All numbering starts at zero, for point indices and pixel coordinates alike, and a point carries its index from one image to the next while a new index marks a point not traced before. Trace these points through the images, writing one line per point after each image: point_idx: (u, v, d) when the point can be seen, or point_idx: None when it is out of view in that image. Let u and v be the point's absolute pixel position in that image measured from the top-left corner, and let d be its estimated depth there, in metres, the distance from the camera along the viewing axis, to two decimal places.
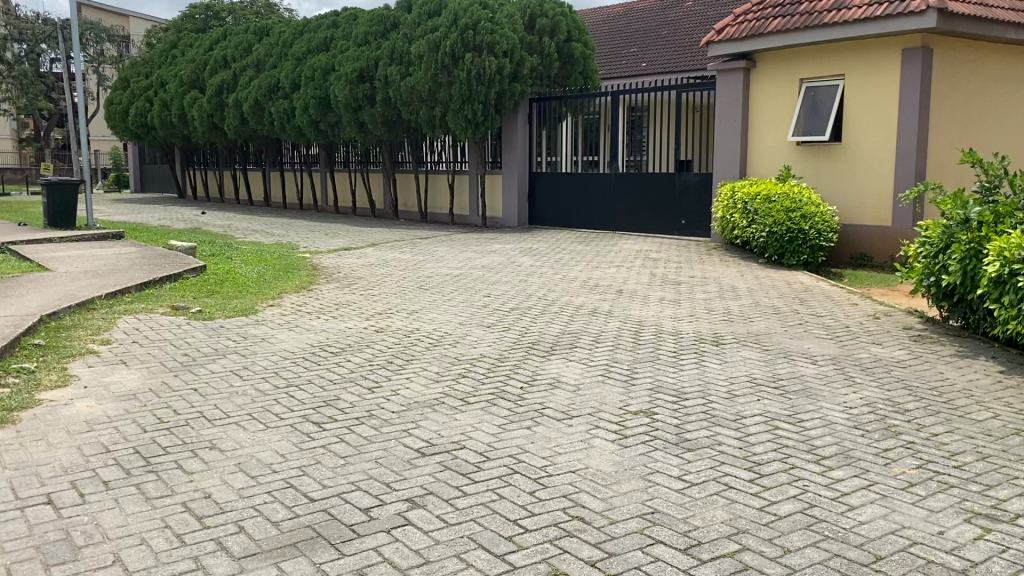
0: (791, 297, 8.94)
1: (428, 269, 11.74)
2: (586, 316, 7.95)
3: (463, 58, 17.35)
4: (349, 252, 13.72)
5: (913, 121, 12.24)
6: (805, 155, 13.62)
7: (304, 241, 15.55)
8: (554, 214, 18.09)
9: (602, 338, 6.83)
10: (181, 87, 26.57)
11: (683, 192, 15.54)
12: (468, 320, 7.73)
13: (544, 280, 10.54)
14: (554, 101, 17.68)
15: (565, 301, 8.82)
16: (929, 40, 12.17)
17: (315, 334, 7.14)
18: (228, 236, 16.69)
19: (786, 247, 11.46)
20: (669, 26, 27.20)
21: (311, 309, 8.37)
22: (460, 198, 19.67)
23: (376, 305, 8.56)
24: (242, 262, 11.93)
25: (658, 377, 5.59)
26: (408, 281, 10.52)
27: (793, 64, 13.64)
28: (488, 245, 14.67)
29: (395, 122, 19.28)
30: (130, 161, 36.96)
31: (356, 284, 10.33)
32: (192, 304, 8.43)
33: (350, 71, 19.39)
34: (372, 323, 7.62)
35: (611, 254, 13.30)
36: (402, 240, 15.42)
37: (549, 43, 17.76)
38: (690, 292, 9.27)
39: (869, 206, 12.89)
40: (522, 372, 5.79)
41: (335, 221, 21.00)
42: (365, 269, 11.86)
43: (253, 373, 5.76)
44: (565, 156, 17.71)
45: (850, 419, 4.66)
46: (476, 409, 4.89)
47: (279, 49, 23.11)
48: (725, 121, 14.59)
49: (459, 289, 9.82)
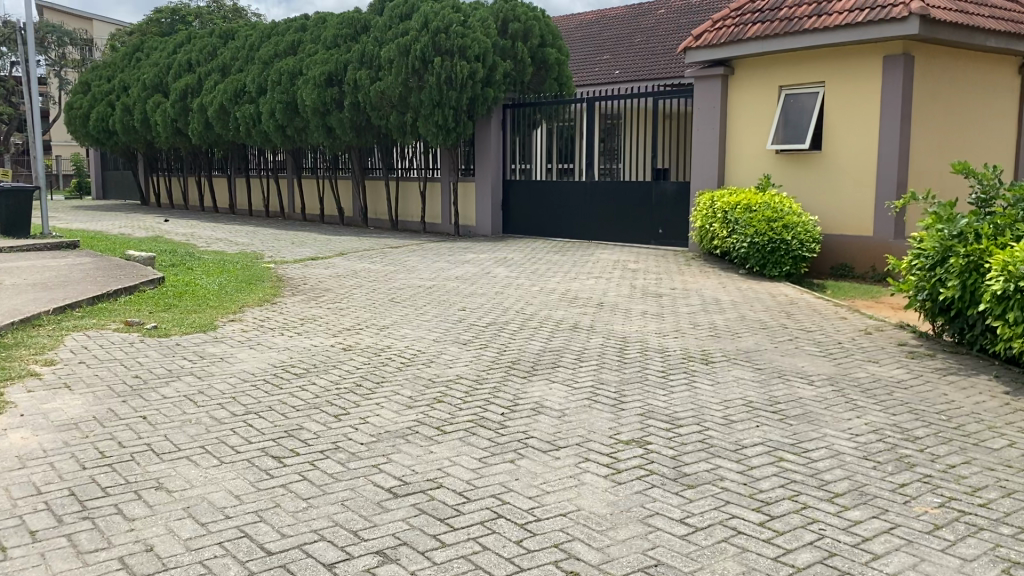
0: (777, 310, 8.63)
1: (399, 280, 11.32)
2: (565, 331, 7.57)
3: (433, 62, 16.96)
4: (317, 261, 13.25)
5: (894, 130, 12.04)
6: (784, 163, 13.38)
7: (270, 250, 15.04)
8: (528, 223, 17.73)
9: (585, 357, 6.44)
10: (144, 91, 25.89)
11: (660, 201, 15.23)
12: (442, 336, 7.32)
13: (521, 292, 10.15)
14: (528, 108, 17.34)
15: (542, 315, 8.45)
16: (910, 48, 11.99)
17: (279, 353, 6.68)
18: (191, 245, 16.12)
19: (768, 258, 11.14)
20: (642, 33, 27.02)
21: (275, 325, 7.91)
22: (431, 206, 19.25)
23: (344, 320, 8.11)
24: (204, 273, 11.41)
25: (648, 400, 5.22)
26: (378, 294, 10.09)
27: (771, 72, 13.42)
28: (461, 255, 14.25)
29: (365, 127, 18.83)
30: (92, 167, 36.06)
31: (324, 297, 9.87)
32: (148, 319, 7.93)
33: (318, 75, 18.90)
34: (340, 340, 7.18)
35: (587, 264, 12.94)
36: (373, 249, 14.96)
37: (522, 48, 17.45)
38: (671, 305, 8.93)
39: (850, 215, 12.67)
40: (502, 395, 5.38)
41: (303, 229, 20.46)
42: (333, 280, 11.40)
43: (209, 398, 5.30)
44: (539, 164, 17.36)
45: (859, 449, 4.32)
46: (453, 440, 4.47)
47: (245, 52, 22.57)
48: (703, 129, 14.33)
49: (432, 302, 9.41)
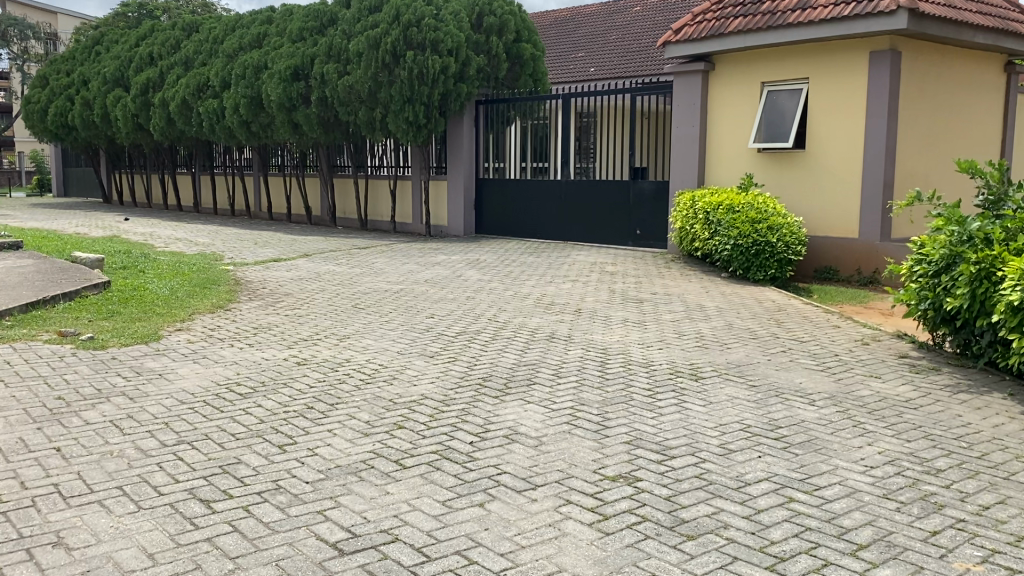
0: (766, 318, 8.11)
1: (365, 284, 10.69)
2: (540, 341, 7.01)
3: (404, 56, 16.32)
4: (279, 263, 12.59)
5: (881, 127, 11.60)
6: (766, 162, 12.92)
7: (231, 250, 14.35)
8: (502, 223, 17.16)
9: (563, 373, 5.87)
10: (104, 85, 24.97)
11: (638, 201, 14.70)
12: (407, 347, 6.72)
13: (493, 297, 9.56)
14: (502, 104, 16.76)
15: (515, 323, 7.88)
16: (897, 42, 11.57)
17: (225, 368, 6.04)
18: (148, 245, 15.40)
19: (752, 260, 10.62)
20: (617, 30, 26.53)
21: (225, 335, 7.26)
22: (402, 205, 18.61)
23: (302, 330, 7.48)
24: (156, 276, 10.70)
25: (634, 425, 4.66)
26: (341, 299, 9.46)
27: (753, 67, 12.96)
28: (431, 256, 13.64)
29: (333, 123, 18.14)
30: (53, 164, 34.98)
31: (283, 303, 9.21)
32: (85, 328, 7.25)
33: (283, 69, 18.19)
34: (294, 352, 6.55)
35: (563, 266, 12.38)
36: (339, 250, 14.33)
37: (496, 42, 16.82)
38: (653, 312, 8.39)
39: (834, 216, 12.22)
40: (471, 419, 4.79)
41: (269, 228, 19.75)
42: (295, 284, 10.74)
43: (138, 424, 4.66)
44: (513, 162, 16.80)
45: (877, 485, 3.79)
46: (413, 477, 3.87)
47: (208, 45, 21.76)
48: (683, 126, 13.84)
49: (398, 308, 8.80)
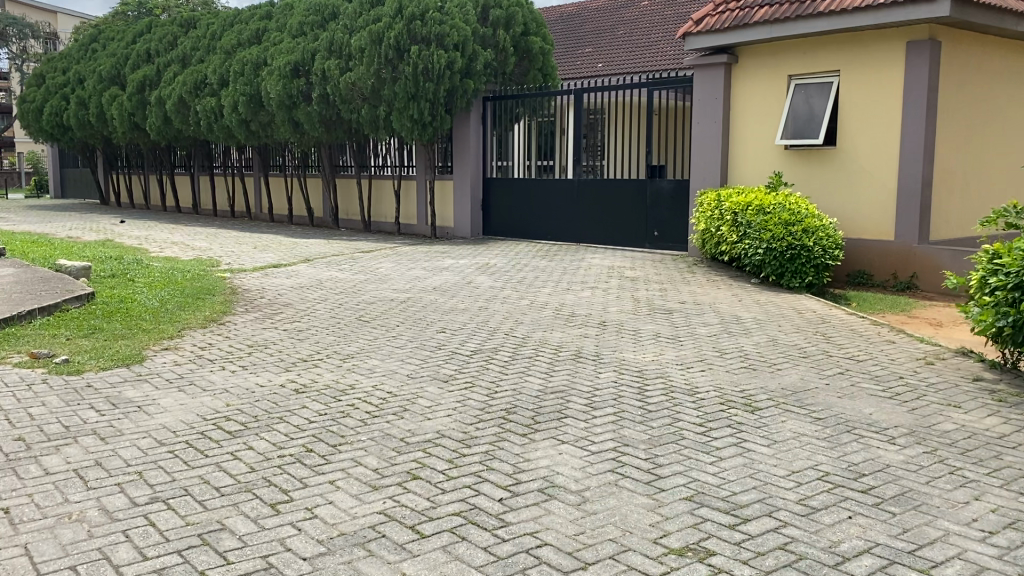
0: (811, 332, 7.38)
1: (370, 293, 9.98)
2: (567, 362, 6.29)
3: (408, 51, 15.59)
4: (278, 269, 11.88)
5: (919, 122, 10.86)
6: (794, 160, 12.19)
7: (229, 255, 13.68)
8: (510, 224, 16.43)
9: (598, 402, 5.15)
10: (100, 84, 24.28)
11: (656, 201, 13.97)
12: (419, 370, 6.01)
13: (508, 307, 8.84)
14: (510, 100, 16.03)
15: (536, 339, 7.16)
16: (936, 32, 10.85)
17: (213, 397, 5.33)
18: (143, 249, 14.73)
19: (787, 266, 9.97)
20: (626, 25, 25.76)
21: (215, 355, 6.54)
22: (407, 206, 17.89)
23: (301, 349, 6.76)
24: (146, 285, 9.99)
25: (692, 475, 3.94)
26: (344, 311, 8.75)
27: (780, 59, 12.25)
28: (438, 260, 12.92)
29: (334, 122, 17.42)
30: (50, 164, 34.35)
31: (281, 316, 8.50)
32: (61, 348, 6.54)
33: (283, 65, 17.49)
34: (293, 377, 5.84)
35: (579, 271, 11.67)
36: (341, 254, 13.65)
37: (504, 36, 16.07)
38: (686, 326, 7.67)
39: (867, 217, 11.50)
40: (499, 465, 4.06)
41: (269, 231, 19.05)
42: (295, 293, 10.03)
43: (106, 474, 3.95)
44: (522, 161, 16.06)
45: (1005, 563, 3.09)
46: (435, 551, 3.16)
47: (206, 42, 21.05)
48: (704, 122, 13.12)
49: (406, 321, 8.08)
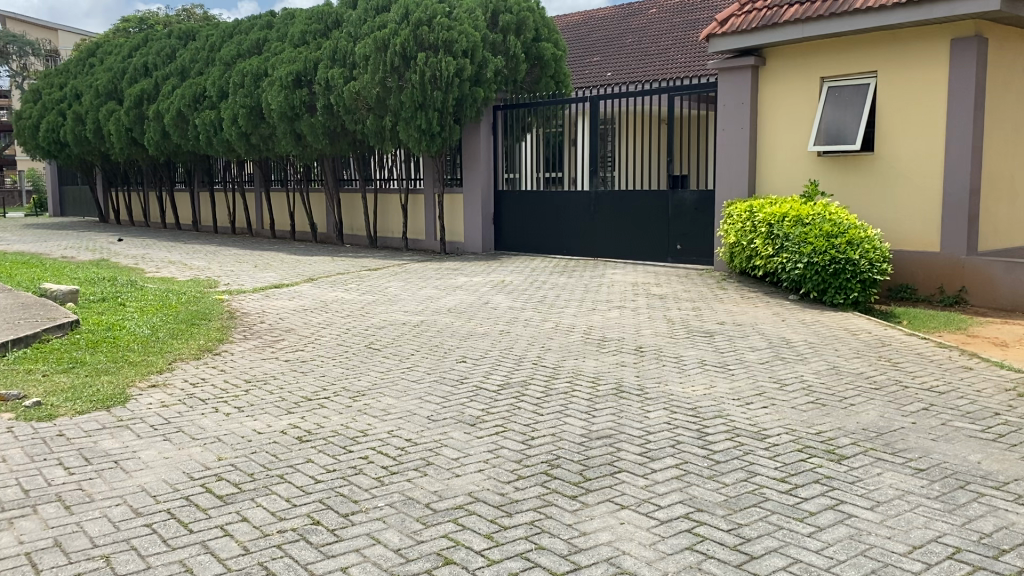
0: (875, 358, 6.60)
1: (380, 316, 9.23)
2: (608, 397, 5.52)
3: (415, 59, 14.90)
4: (281, 290, 11.13)
5: (967, 125, 10.13)
6: (828, 167, 11.45)
7: (228, 274, 12.98)
8: (523, 239, 15.69)
9: (653, 450, 4.39)
10: (97, 99, 23.65)
11: (678, 212, 13.21)
12: (442, 410, 5.25)
13: (531, 331, 8.08)
14: (521, 109, 15.30)
15: (568, 369, 6.40)
16: (983, 28, 10.13)
17: (203, 448, 4.58)
18: (139, 269, 14.03)
19: (830, 281, 9.15)
20: (633, 33, 25.09)
21: (209, 393, 5.79)
22: (414, 220, 17.19)
23: (306, 385, 6.00)
24: (137, 310, 9.24)
25: (791, 554, 3.18)
26: (353, 338, 8.00)
27: (811, 61, 11.54)
28: (450, 278, 12.18)
29: (339, 134, 16.75)
30: (49, 182, 33.78)
31: (283, 345, 7.74)
32: (33, 388, 5.78)
33: (284, 75, 16.80)
34: (296, 421, 5.08)
35: (602, 288, 10.91)
36: (347, 272, 12.95)
37: (515, 42, 15.38)
38: (733, 353, 6.90)
39: (910, 226, 10.75)
40: (551, 543, 3.29)
41: (271, 248, 18.37)
42: (298, 317, 9.28)
43: (66, 560, 3.21)
44: (534, 172, 15.33)
45: None
46: None
47: (205, 54, 20.40)
48: (730, 129, 12.39)
49: (421, 349, 7.32)
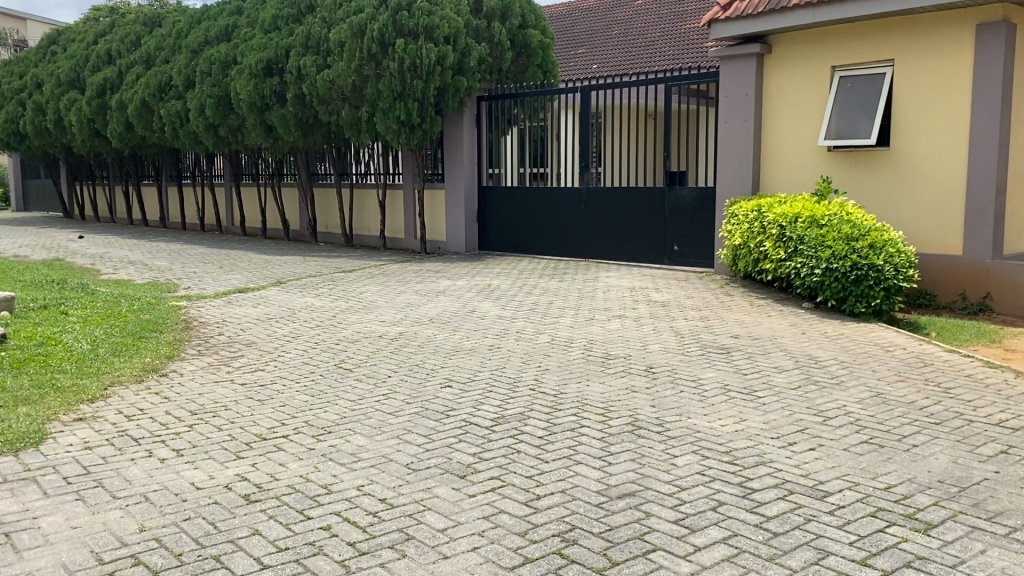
0: (921, 383, 5.74)
1: (353, 327, 8.27)
2: (622, 435, 4.63)
3: (394, 45, 13.92)
4: (245, 295, 10.14)
5: (994, 117, 9.33)
6: (840, 163, 10.62)
7: (190, 277, 11.98)
8: (508, 239, 14.78)
9: (691, 517, 3.50)
10: (58, 88, 22.44)
11: (675, 211, 12.33)
12: (425, 456, 4.32)
13: (524, 346, 7.17)
14: (507, 100, 14.38)
15: (570, 396, 5.50)
16: (1012, 12, 9.33)
17: (124, 512, 3.65)
18: (94, 271, 12.99)
19: (850, 289, 8.26)
20: (619, 25, 24.18)
21: (143, 430, 4.83)
22: (393, 217, 16.24)
23: (261, 420, 5.05)
24: (79, 320, 8.22)
25: None
26: (321, 355, 7.04)
27: (822, 48, 10.71)
28: (431, 281, 11.25)
29: (312, 125, 15.74)
30: (12, 176, 32.45)
31: (241, 363, 6.79)
32: None
33: (254, 63, 15.77)
34: (244, 471, 4.15)
35: (597, 294, 10.03)
36: (319, 275, 12.01)
37: (500, 28, 14.44)
38: (759, 375, 6.02)
39: (929, 227, 9.94)
40: None
41: (240, 247, 17.36)
42: (263, 328, 8.31)
43: None
44: (519, 168, 14.43)
45: None
46: None
47: (171, 40, 19.28)
48: (734, 122, 11.53)
49: (400, 369, 6.37)
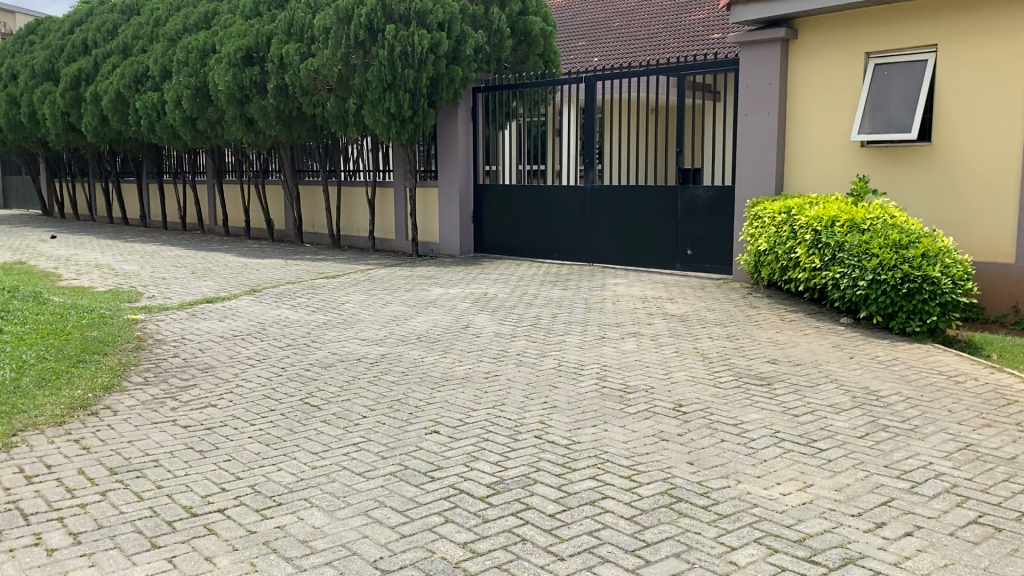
0: (1016, 429, 4.67)
1: (329, 347, 7.19)
2: (658, 512, 3.56)
3: (384, 32, 12.83)
4: (212, 307, 9.05)
5: None
6: (876, 161, 9.56)
7: (157, 284, 10.90)
8: (507, 241, 13.69)
9: None
10: (33, 79, 21.32)
11: (689, 212, 11.28)
12: (399, 547, 3.25)
13: (526, 373, 6.09)
14: (505, 92, 13.30)
15: (586, 447, 4.42)
16: None
17: None
18: (54, 276, 11.91)
19: (901, 304, 7.21)
20: (622, 17, 23.01)
21: (41, 500, 3.77)
22: (383, 217, 15.16)
23: (196, 483, 3.98)
24: (12, 338, 7.12)
25: None
26: (288, 385, 5.95)
27: (857, 32, 9.65)
28: (421, 290, 10.18)
29: (296, 118, 14.65)
30: None
31: (191, 397, 5.70)
32: None
33: (233, 51, 14.66)
34: (158, 571, 3.09)
35: (607, 306, 8.97)
36: (300, 281, 10.95)
37: (500, 14, 13.35)
38: (813, 418, 4.95)
39: (978, 233, 8.88)
40: None
41: (220, 248, 16.28)
42: (225, 348, 7.22)
43: None
44: (516, 165, 13.37)
45: None
46: None
47: (149, 28, 18.15)
48: (756, 115, 10.48)
49: (378, 407, 5.29)
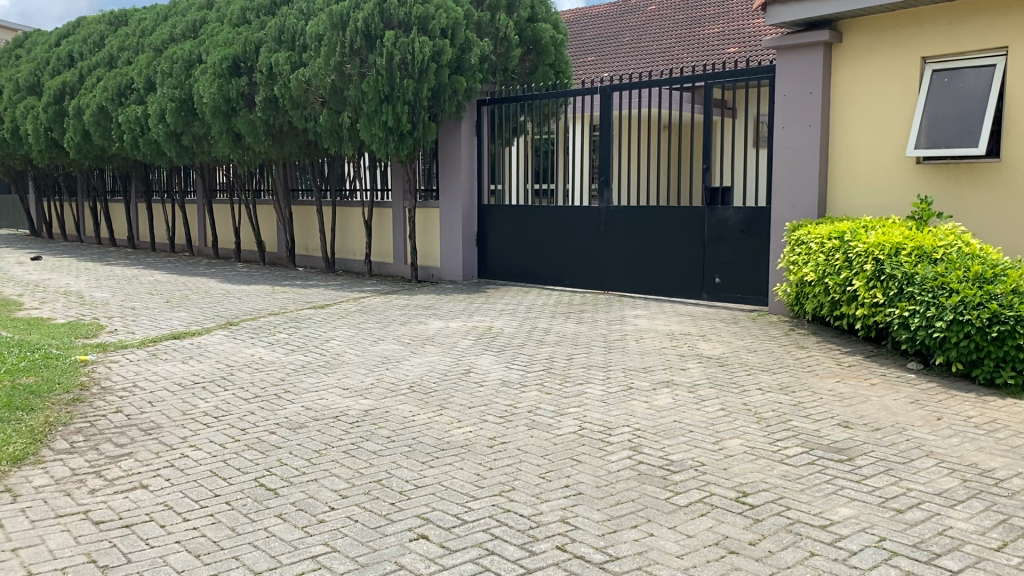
0: None
1: (303, 400, 5.99)
2: None
3: (382, 39, 11.73)
4: (175, 346, 7.86)
5: None
6: (936, 179, 8.39)
7: (124, 316, 9.72)
8: (514, 267, 12.52)
9: None
10: (17, 94, 20.32)
11: (717, 236, 10.09)
12: None
13: (542, 441, 4.87)
14: (513, 104, 12.17)
15: (628, 569, 3.24)
16: None
17: None
18: (14, 305, 10.77)
19: (990, 348, 6.01)
20: (634, 30, 21.91)
21: None
22: (380, 239, 14.03)
23: None
24: None
25: None
26: (242, 455, 4.76)
27: (913, 34, 8.48)
28: (418, 324, 8.99)
29: (286, 133, 13.53)
30: None
31: (119, 472, 4.51)
32: None
33: (219, 61, 13.58)
34: None
35: (630, 345, 7.78)
36: (283, 313, 9.78)
37: (507, 20, 12.25)
38: (924, 516, 3.75)
39: None
40: None
41: (206, 272, 15.16)
42: (180, 400, 6.03)
43: None
44: (524, 184, 12.22)
45: None
46: None
47: (135, 39, 17.13)
48: (794, 128, 9.32)
49: (352, 493, 4.10)
